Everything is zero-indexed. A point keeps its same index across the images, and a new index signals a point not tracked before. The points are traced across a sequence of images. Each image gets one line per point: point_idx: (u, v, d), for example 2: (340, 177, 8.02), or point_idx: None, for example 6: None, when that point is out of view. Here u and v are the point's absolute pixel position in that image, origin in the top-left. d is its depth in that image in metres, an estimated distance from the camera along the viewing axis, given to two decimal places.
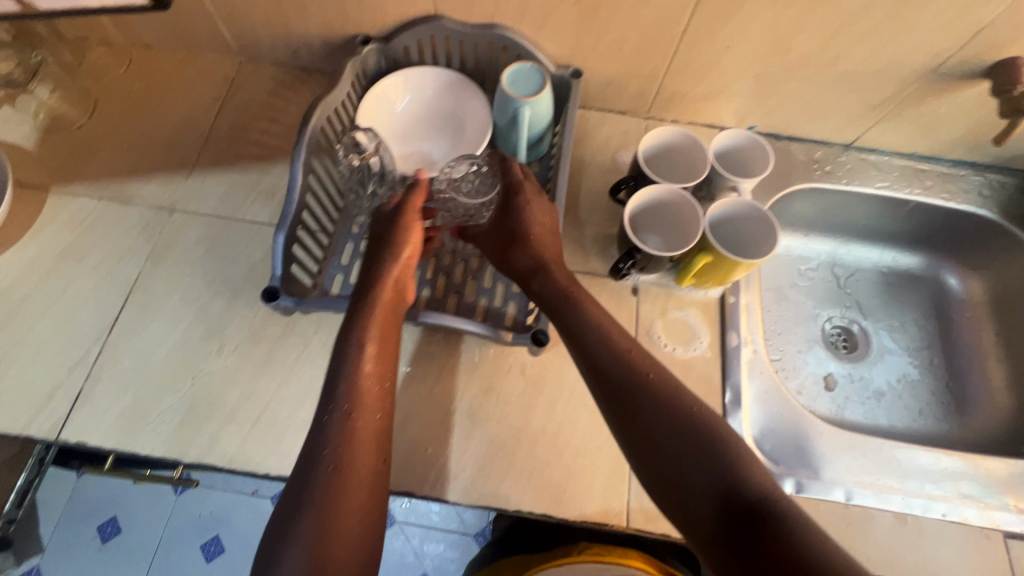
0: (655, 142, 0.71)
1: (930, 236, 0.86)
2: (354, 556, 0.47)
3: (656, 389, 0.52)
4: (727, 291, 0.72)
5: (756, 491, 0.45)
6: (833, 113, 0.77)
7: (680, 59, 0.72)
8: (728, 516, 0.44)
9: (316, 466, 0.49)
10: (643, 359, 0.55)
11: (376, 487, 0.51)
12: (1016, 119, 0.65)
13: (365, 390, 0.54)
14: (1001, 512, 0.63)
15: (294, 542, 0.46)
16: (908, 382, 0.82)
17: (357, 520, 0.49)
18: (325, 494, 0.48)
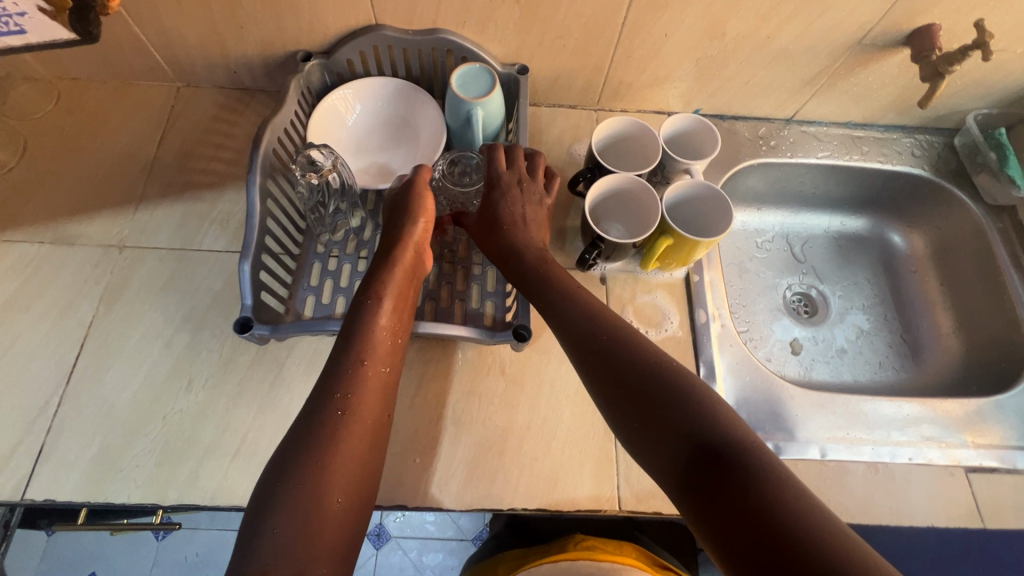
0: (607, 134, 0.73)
1: (871, 196, 0.91)
2: (344, 508, 0.46)
3: (632, 350, 0.52)
4: (691, 271, 0.74)
5: (728, 443, 0.43)
6: (772, 90, 0.81)
7: (623, 50, 0.74)
8: (699, 470, 0.43)
9: (322, 407, 0.49)
10: (617, 323, 0.55)
11: (374, 440, 0.51)
12: (936, 82, 0.69)
13: (378, 341, 0.55)
14: (961, 450, 0.67)
15: (296, 478, 0.45)
16: (866, 338, 0.86)
17: (358, 466, 0.48)
18: (330, 433, 0.48)
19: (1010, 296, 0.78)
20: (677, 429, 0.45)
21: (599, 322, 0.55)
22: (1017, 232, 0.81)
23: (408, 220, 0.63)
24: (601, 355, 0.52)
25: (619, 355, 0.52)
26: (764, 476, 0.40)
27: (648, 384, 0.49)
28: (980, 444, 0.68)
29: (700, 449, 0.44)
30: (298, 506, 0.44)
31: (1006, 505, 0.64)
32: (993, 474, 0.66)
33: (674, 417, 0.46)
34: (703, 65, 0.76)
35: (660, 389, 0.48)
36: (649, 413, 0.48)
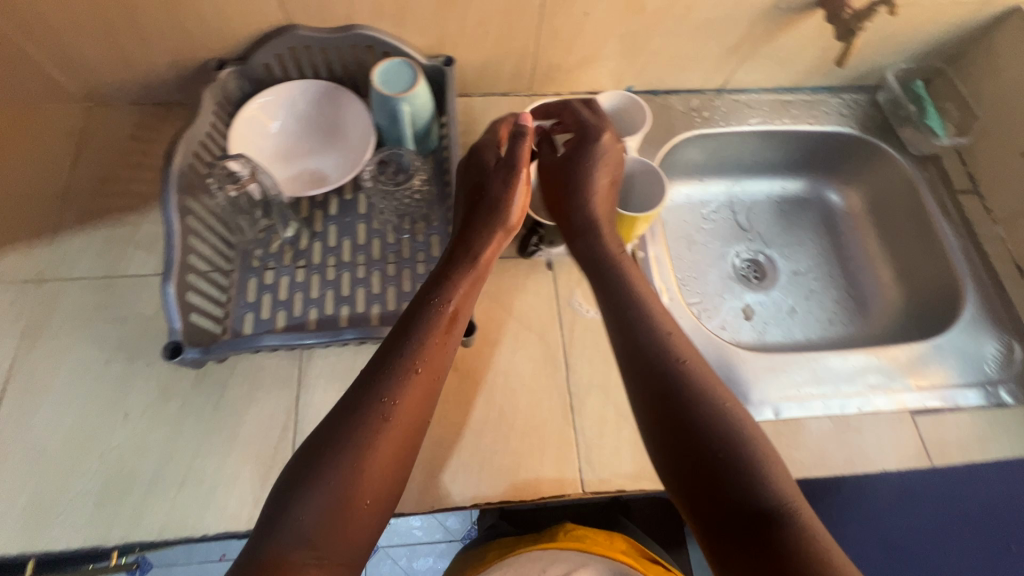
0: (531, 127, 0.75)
1: (806, 158, 0.93)
2: (369, 514, 0.48)
3: (690, 388, 0.52)
4: (636, 248, 0.74)
5: (772, 501, 0.45)
6: (698, 61, 0.81)
7: (545, 33, 0.73)
8: (734, 520, 0.45)
9: (366, 408, 0.50)
10: (679, 349, 0.55)
11: (407, 450, 0.51)
12: (849, 40, 0.70)
13: (429, 349, 0.54)
14: (906, 394, 0.70)
15: (326, 479, 0.47)
16: (813, 297, 0.88)
17: (387, 473, 0.49)
18: (367, 435, 0.49)
19: (941, 242, 0.80)
20: (724, 474, 0.47)
21: (654, 345, 0.55)
22: (942, 179, 0.84)
23: (488, 219, 0.65)
24: (660, 383, 0.53)
25: (677, 388, 0.52)
26: (800, 541, 0.42)
27: (704, 425, 0.50)
28: (922, 386, 0.71)
29: (742, 502, 0.45)
30: (322, 508, 0.46)
31: (951, 442, 0.67)
32: (936, 413, 0.68)
33: (722, 463, 0.47)
34: (627, 41, 0.76)
35: (715, 433, 0.49)
36: (697, 450, 0.49)
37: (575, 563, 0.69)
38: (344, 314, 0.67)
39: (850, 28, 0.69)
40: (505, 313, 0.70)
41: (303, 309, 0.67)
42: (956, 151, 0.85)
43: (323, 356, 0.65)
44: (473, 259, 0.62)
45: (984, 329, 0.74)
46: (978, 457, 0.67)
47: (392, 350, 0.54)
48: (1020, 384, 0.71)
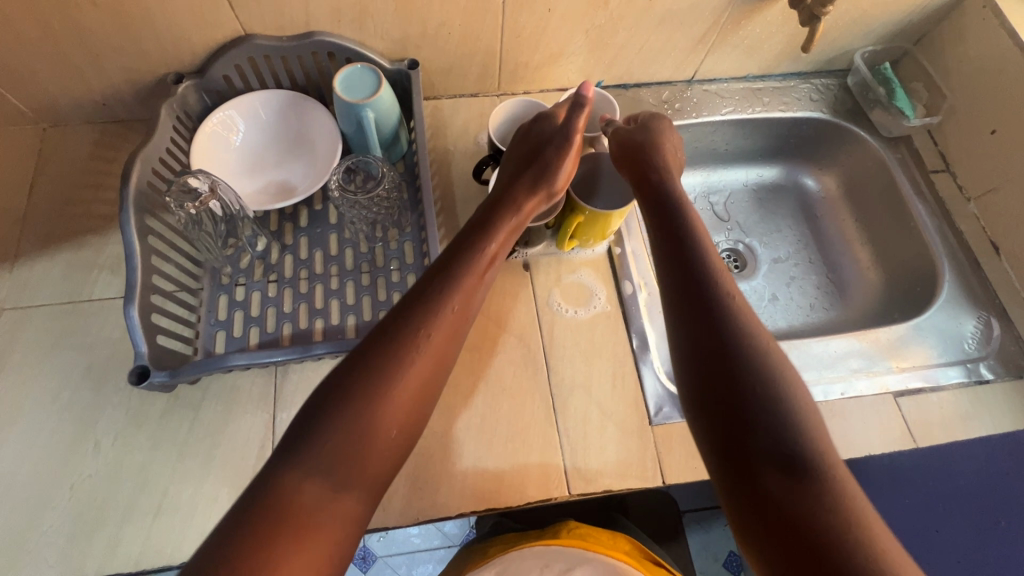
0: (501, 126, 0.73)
1: (780, 145, 0.93)
2: (385, 458, 0.47)
3: (738, 327, 0.47)
4: (612, 244, 0.74)
5: (809, 453, 0.40)
6: (666, 53, 0.81)
7: (509, 31, 0.72)
8: (759, 464, 0.41)
9: (398, 344, 0.49)
10: (729, 288, 0.51)
11: (428, 389, 0.51)
12: (814, 25, 0.70)
13: (464, 284, 0.54)
14: (888, 376, 0.70)
15: (349, 416, 0.46)
16: (793, 283, 0.88)
17: (408, 409, 0.49)
18: (394, 371, 0.48)
19: (914, 222, 0.81)
20: (759, 415, 0.43)
21: (698, 278, 0.51)
22: (915, 160, 0.84)
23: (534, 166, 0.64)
24: (706, 315, 0.49)
25: (725, 324, 0.48)
26: (829, 501, 0.37)
27: (751, 363, 0.45)
28: (904, 367, 0.71)
29: (774, 448, 0.41)
30: (340, 444, 0.45)
31: (934, 422, 0.67)
32: (919, 394, 0.68)
33: (760, 406, 0.43)
34: (593, 36, 0.75)
35: (759, 375, 0.44)
36: (734, 387, 0.45)
37: (575, 561, 0.67)
38: (319, 328, 0.66)
39: (815, 13, 0.69)
40: (484, 317, 0.69)
41: (276, 324, 0.65)
42: (926, 131, 0.86)
43: (299, 372, 0.63)
44: (517, 211, 0.61)
45: (962, 307, 0.74)
46: (955, 436, 0.67)
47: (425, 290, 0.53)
48: (1000, 360, 0.71)
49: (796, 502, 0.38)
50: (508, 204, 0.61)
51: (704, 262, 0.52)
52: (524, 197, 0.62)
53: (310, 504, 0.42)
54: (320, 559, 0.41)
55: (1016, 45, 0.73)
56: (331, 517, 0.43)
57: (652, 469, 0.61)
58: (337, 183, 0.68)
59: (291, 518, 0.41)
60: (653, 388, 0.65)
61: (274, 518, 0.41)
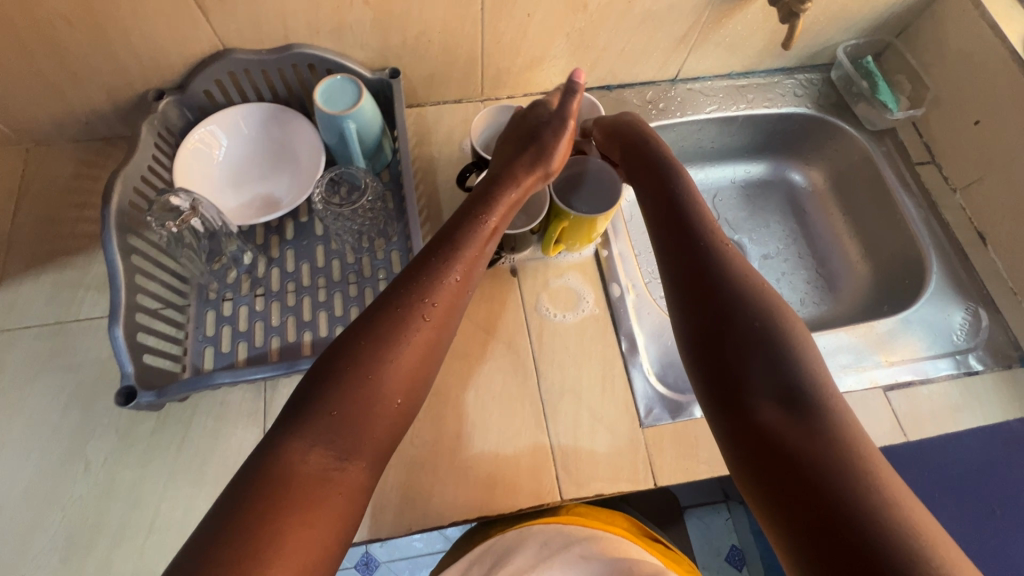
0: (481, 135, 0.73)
1: (766, 140, 0.92)
2: (387, 424, 0.48)
3: (735, 276, 0.50)
4: (599, 247, 0.74)
5: (805, 385, 0.43)
6: (648, 54, 0.81)
7: (489, 37, 0.72)
8: (758, 400, 0.44)
9: (406, 307, 0.51)
10: (724, 241, 0.53)
11: (429, 356, 0.52)
12: (793, 21, 0.70)
13: (462, 255, 0.55)
14: (877, 370, 0.70)
15: (358, 378, 0.47)
16: (782, 280, 0.88)
17: (409, 376, 0.50)
18: (403, 334, 0.50)
19: (900, 214, 0.81)
20: (756, 357, 0.46)
21: (694, 233, 0.54)
22: (900, 153, 0.84)
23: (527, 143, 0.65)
24: (702, 267, 0.51)
25: (721, 275, 0.50)
26: (829, 442, 0.40)
27: (746, 309, 0.48)
28: (892, 360, 0.71)
29: (771, 384, 0.44)
30: (350, 406, 0.46)
31: (924, 414, 0.67)
32: (909, 387, 0.69)
33: (758, 347, 0.46)
34: (574, 39, 0.75)
35: (756, 319, 0.47)
36: (732, 333, 0.47)
37: (576, 539, 0.67)
38: (307, 340, 0.66)
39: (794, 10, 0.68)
40: (472, 324, 0.69)
41: (264, 339, 0.65)
42: (911, 123, 0.86)
43: (288, 386, 0.63)
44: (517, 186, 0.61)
45: (949, 298, 0.75)
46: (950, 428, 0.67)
47: (430, 257, 0.55)
48: (989, 351, 0.71)
49: (798, 444, 0.40)
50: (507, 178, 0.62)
51: (699, 217, 0.55)
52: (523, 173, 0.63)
53: (324, 465, 0.44)
54: (337, 517, 0.43)
55: (996, 34, 0.73)
56: (344, 478, 0.45)
57: (643, 471, 0.62)
58: (321, 195, 0.67)
59: (307, 477, 0.43)
60: (642, 390, 0.65)
61: (289, 480, 0.42)
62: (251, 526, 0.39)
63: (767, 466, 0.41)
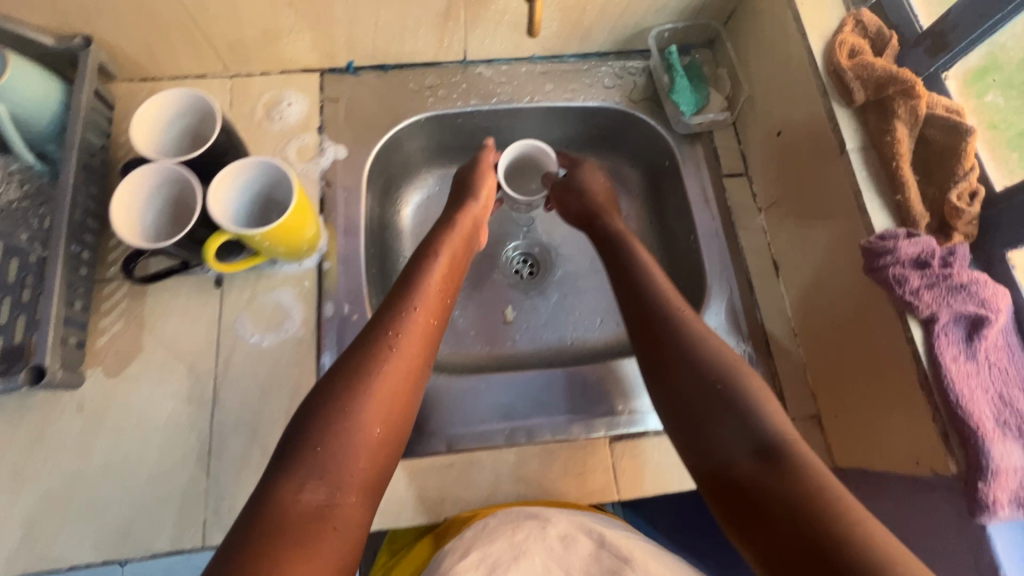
0: (171, 129, 0.58)
1: (583, 137, 0.80)
2: (369, 451, 0.46)
3: (697, 347, 0.52)
4: (324, 258, 0.65)
5: (774, 436, 0.45)
6: (415, 32, 0.69)
7: (190, 6, 0.60)
8: (730, 464, 0.45)
9: (372, 342, 0.51)
10: (679, 303, 0.57)
11: (413, 385, 0.51)
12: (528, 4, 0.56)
13: (426, 293, 0.56)
14: (608, 419, 0.61)
15: (333, 413, 0.46)
16: (585, 293, 0.81)
17: (394, 399, 0.49)
18: (376, 365, 0.49)
19: (693, 233, 0.71)
20: (727, 417, 0.47)
21: (653, 305, 0.57)
22: (710, 161, 0.73)
23: (470, 198, 0.67)
24: (662, 345, 0.54)
25: (681, 347, 0.53)
26: (812, 490, 0.40)
27: (710, 370, 0.50)
28: (632, 409, 0.62)
29: (742, 443, 0.45)
30: (336, 438, 0.45)
31: (645, 468, 0.59)
32: (641, 438, 0.61)
33: (727, 405, 0.48)
34: (304, 10, 0.63)
35: (721, 385, 0.49)
36: (698, 399, 0.49)
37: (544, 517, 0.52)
38: None
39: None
40: (155, 342, 0.61)
41: None
42: (732, 124, 0.73)
43: None
44: (453, 224, 0.64)
45: (723, 334, 0.66)
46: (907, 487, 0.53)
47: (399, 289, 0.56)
48: None
49: (794, 502, 0.40)
50: (447, 221, 0.65)
51: (652, 289, 0.58)
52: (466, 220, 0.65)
53: (317, 500, 0.42)
54: (341, 547, 0.41)
55: (798, 30, 0.61)
56: (341, 509, 0.43)
57: None
58: None
59: (300, 518, 0.41)
60: None
61: (280, 525, 0.40)
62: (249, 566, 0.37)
63: (770, 531, 0.41)
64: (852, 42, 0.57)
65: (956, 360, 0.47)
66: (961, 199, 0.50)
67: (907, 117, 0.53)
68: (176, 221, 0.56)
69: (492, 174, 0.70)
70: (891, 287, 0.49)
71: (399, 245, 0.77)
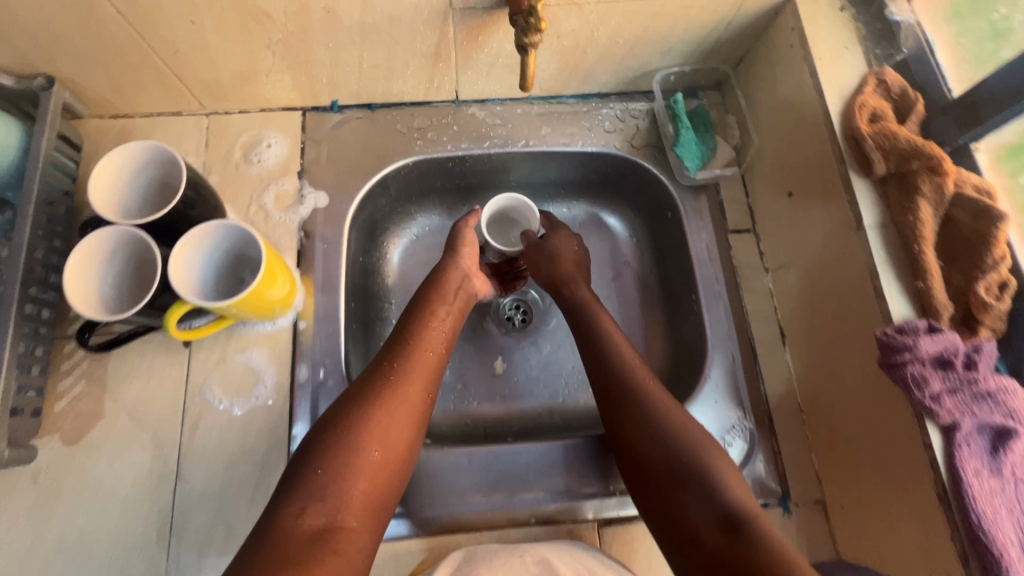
0: (132, 191, 0.54)
1: (580, 181, 0.75)
2: (371, 478, 0.47)
3: (662, 418, 0.52)
4: (300, 316, 0.61)
5: (740, 511, 0.46)
6: (403, 72, 0.64)
7: (159, 48, 0.56)
8: (698, 533, 0.46)
9: (377, 372, 0.52)
10: (644, 371, 0.56)
11: (417, 415, 0.51)
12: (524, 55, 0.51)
13: (428, 324, 0.57)
14: (596, 500, 0.58)
15: (338, 436, 0.47)
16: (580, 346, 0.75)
17: (396, 428, 0.49)
18: (379, 394, 0.50)
19: (694, 293, 0.67)
20: (697, 488, 0.48)
21: (616, 374, 0.56)
22: (715, 215, 0.68)
23: (451, 253, 0.64)
24: (627, 415, 0.53)
25: (646, 421, 0.52)
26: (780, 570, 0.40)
27: (674, 441, 0.50)
28: (623, 490, 0.58)
29: (709, 517, 0.46)
30: (336, 462, 0.46)
31: (635, 554, 0.56)
32: (631, 522, 0.58)
33: (692, 482, 0.48)
34: (282, 52, 0.58)
35: (687, 457, 0.49)
36: (667, 472, 0.50)
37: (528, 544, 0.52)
38: None
39: (520, 44, 0.50)
40: (117, 407, 0.57)
41: None
42: (740, 175, 0.69)
43: None
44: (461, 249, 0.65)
45: (725, 408, 0.61)
46: None
47: (407, 321, 0.58)
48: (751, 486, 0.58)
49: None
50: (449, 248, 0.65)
51: (615, 354, 0.57)
52: (451, 269, 0.63)
53: (317, 524, 0.43)
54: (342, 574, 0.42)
55: (815, 86, 0.56)
56: (343, 534, 0.44)
57: None
58: None
59: (301, 543, 0.42)
60: None
61: (282, 550, 0.41)
62: None
63: None
64: (874, 104, 0.53)
65: (979, 474, 0.43)
66: (990, 291, 0.46)
67: (932, 195, 0.48)
68: (139, 283, 0.52)
69: (471, 240, 0.65)
70: (909, 387, 0.45)
71: (384, 293, 0.73)
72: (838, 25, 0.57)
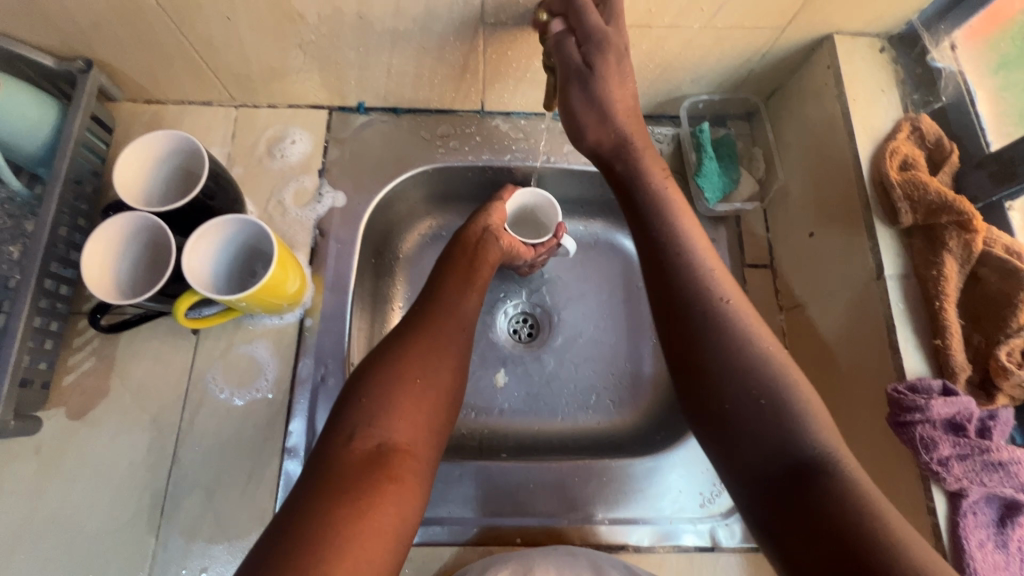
0: (156, 180, 0.55)
1: (598, 200, 0.76)
2: (418, 407, 0.47)
3: (739, 351, 0.43)
4: (305, 314, 0.62)
5: (817, 451, 0.39)
6: (431, 80, 0.64)
7: (194, 40, 0.57)
8: (769, 473, 0.39)
9: (414, 317, 0.53)
10: (722, 289, 0.46)
11: (454, 349, 0.51)
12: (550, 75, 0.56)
13: (458, 268, 0.58)
14: (588, 525, 0.58)
15: (383, 370, 0.48)
16: (584, 365, 0.74)
17: (434, 359, 0.50)
18: (416, 333, 0.51)
19: None
20: (762, 421, 0.41)
21: (685, 293, 0.46)
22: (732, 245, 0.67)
23: (482, 214, 0.64)
24: (687, 344, 0.45)
25: (715, 332, 0.44)
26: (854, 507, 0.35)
27: (742, 373, 0.42)
28: (611, 518, 0.58)
29: (777, 455, 0.40)
30: (379, 390, 0.46)
31: None
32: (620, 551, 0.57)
33: (761, 427, 0.41)
34: (313, 52, 0.59)
35: (764, 399, 0.41)
36: (734, 393, 0.42)
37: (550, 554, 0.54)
38: None
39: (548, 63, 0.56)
40: (122, 387, 0.58)
41: None
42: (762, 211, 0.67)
43: None
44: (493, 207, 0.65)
45: None
46: None
47: (442, 275, 0.58)
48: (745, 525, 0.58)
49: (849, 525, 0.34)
50: (484, 207, 0.66)
51: (685, 266, 0.47)
52: (476, 229, 0.63)
53: (369, 448, 0.43)
54: (404, 498, 0.42)
55: (846, 127, 0.54)
56: (398, 458, 0.43)
57: None
58: None
59: (356, 467, 0.42)
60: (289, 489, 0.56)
61: (338, 473, 0.41)
62: (316, 516, 0.38)
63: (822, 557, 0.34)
64: (906, 151, 0.51)
65: (983, 546, 0.42)
66: (1011, 357, 0.44)
67: (959, 251, 0.47)
68: (155, 266, 0.53)
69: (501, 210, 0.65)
70: (917, 450, 0.43)
71: (393, 295, 0.73)
72: (875, 67, 0.56)
